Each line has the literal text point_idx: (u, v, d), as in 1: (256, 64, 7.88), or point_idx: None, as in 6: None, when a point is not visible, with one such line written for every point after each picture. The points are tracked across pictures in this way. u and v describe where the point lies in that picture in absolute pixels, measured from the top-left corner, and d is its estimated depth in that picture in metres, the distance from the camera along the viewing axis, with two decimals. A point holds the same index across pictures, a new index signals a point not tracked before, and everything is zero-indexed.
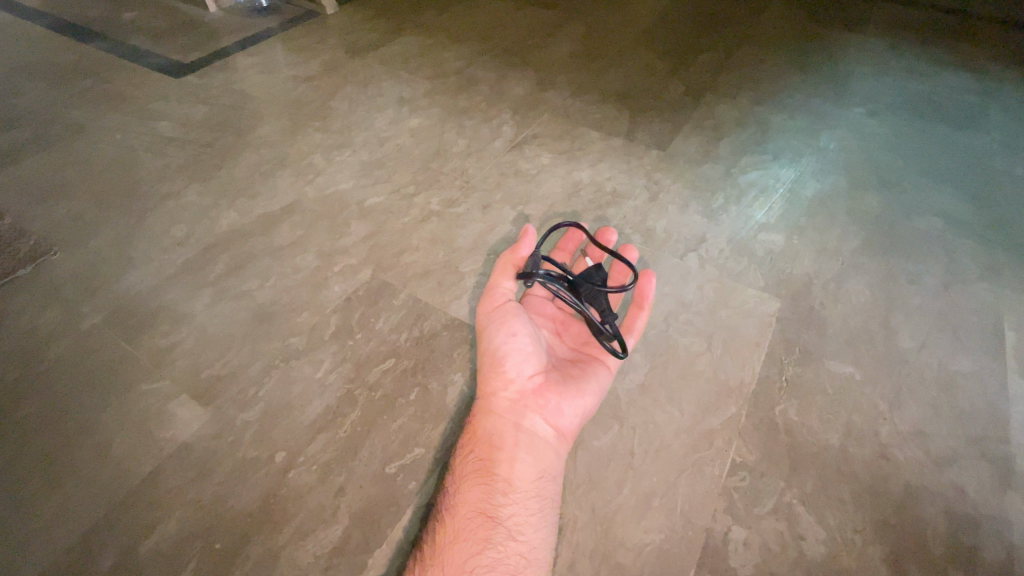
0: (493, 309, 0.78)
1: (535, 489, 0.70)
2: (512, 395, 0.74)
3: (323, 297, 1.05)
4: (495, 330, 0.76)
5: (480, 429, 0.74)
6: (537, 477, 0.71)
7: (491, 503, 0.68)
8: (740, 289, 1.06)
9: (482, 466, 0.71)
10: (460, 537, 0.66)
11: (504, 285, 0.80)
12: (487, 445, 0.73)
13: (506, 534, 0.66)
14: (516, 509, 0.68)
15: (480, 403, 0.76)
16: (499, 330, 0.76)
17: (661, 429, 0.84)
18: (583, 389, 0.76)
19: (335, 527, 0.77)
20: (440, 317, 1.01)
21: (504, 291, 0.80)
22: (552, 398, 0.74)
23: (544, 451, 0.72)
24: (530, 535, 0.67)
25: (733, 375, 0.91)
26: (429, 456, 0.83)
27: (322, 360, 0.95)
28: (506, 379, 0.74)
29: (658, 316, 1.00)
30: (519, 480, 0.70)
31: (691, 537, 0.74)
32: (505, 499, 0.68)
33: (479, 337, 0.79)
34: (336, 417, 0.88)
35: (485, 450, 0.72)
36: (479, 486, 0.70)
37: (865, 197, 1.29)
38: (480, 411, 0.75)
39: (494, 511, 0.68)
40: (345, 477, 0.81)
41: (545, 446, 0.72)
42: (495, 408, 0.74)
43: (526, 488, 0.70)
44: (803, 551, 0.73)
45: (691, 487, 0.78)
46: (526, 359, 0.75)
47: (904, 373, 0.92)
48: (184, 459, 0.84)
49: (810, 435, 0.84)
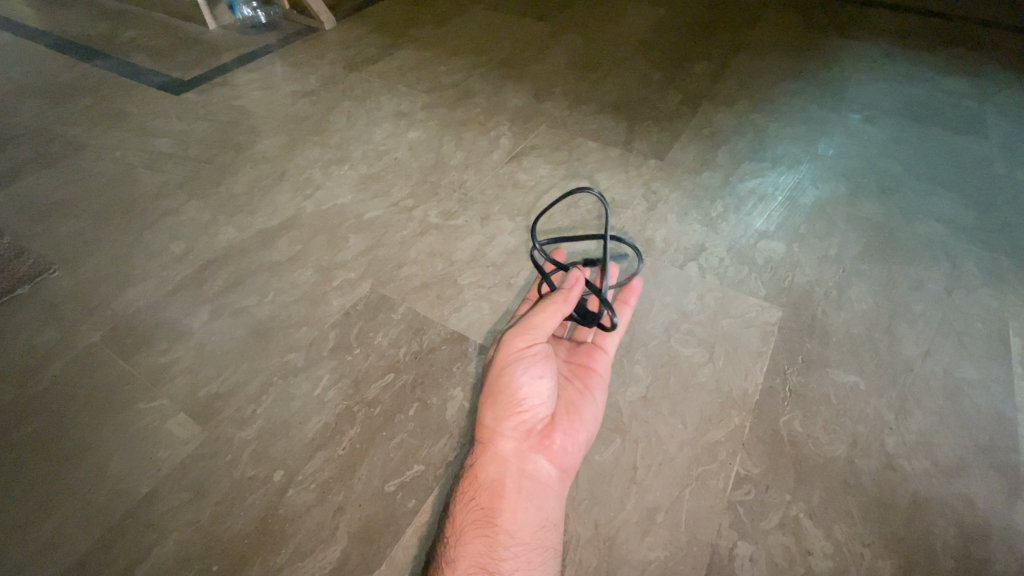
0: (524, 348, 0.73)
1: (536, 539, 0.69)
2: (518, 436, 0.73)
3: (322, 312, 1.05)
4: (523, 369, 0.72)
5: (481, 473, 0.72)
6: (539, 527, 0.70)
7: (493, 557, 0.66)
8: (742, 299, 1.05)
9: (483, 515, 0.70)
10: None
11: (546, 325, 0.74)
12: (490, 492, 0.71)
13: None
14: (519, 563, 0.66)
15: (483, 444, 0.73)
16: (527, 369, 0.73)
17: (664, 442, 0.83)
18: (585, 431, 0.77)
19: (334, 547, 0.76)
20: (440, 331, 1.01)
21: (545, 330, 0.74)
22: (559, 441, 0.74)
23: (546, 497, 0.72)
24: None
25: (736, 386, 0.90)
26: (429, 473, 0.82)
27: (321, 376, 0.95)
28: (518, 420, 0.73)
29: (659, 327, 0.99)
30: (521, 532, 0.69)
31: (696, 554, 0.73)
32: (507, 553, 0.67)
33: (495, 370, 0.73)
34: (334, 434, 0.87)
35: (487, 498, 0.71)
36: (480, 538, 0.68)
37: (864, 203, 1.29)
38: (484, 453, 0.72)
39: (495, 566, 0.66)
40: (344, 496, 0.80)
41: (547, 492, 0.72)
42: (501, 452, 0.72)
43: (527, 540, 0.68)
44: (811, 566, 0.71)
45: (695, 502, 0.77)
46: (542, 400, 0.74)
47: (910, 382, 0.91)
48: (182, 480, 0.83)
49: (816, 446, 0.82)
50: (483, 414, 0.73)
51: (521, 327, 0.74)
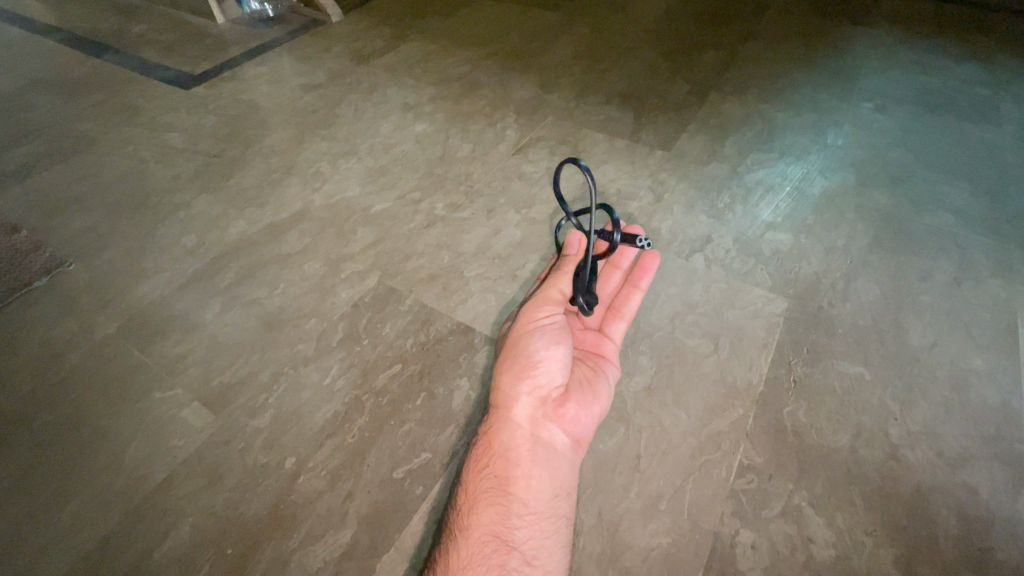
0: (541, 319, 0.76)
1: (548, 509, 0.71)
2: (534, 403, 0.74)
3: (330, 304, 1.07)
4: (540, 339, 0.75)
5: (495, 441, 0.73)
6: (552, 496, 0.72)
7: (506, 525, 0.68)
8: (747, 290, 1.05)
9: (497, 484, 0.71)
10: (472, 563, 0.65)
11: (556, 291, 0.77)
12: (504, 460, 0.72)
13: (521, 560, 0.66)
14: (532, 532, 0.68)
15: (498, 412, 0.74)
16: (544, 340, 0.75)
17: (668, 431, 0.84)
18: (599, 403, 0.78)
19: (344, 532, 0.78)
20: (446, 322, 1.02)
21: (558, 301, 0.77)
22: (574, 410, 0.75)
23: (560, 466, 0.73)
24: (544, 560, 0.67)
25: (740, 376, 0.91)
26: (436, 460, 0.84)
27: (330, 366, 0.96)
28: (533, 388, 0.74)
29: (664, 318, 1.00)
30: (534, 500, 0.71)
31: (698, 541, 0.74)
32: (520, 522, 0.69)
33: (513, 338, 0.76)
34: (344, 423, 0.89)
35: (502, 466, 0.72)
36: (493, 507, 0.69)
37: (873, 193, 1.28)
38: (500, 420, 0.74)
39: (508, 535, 0.68)
40: (353, 483, 0.82)
41: (560, 460, 0.73)
42: (516, 419, 0.73)
43: (540, 508, 0.70)
44: (813, 554, 0.72)
45: (698, 490, 0.78)
46: (559, 370, 0.75)
47: (915, 373, 0.91)
48: (196, 467, 0.85)
49: (819, 437, 0.83)
50: (499, 381, 0.74)
51: (538, 299, 0.77)
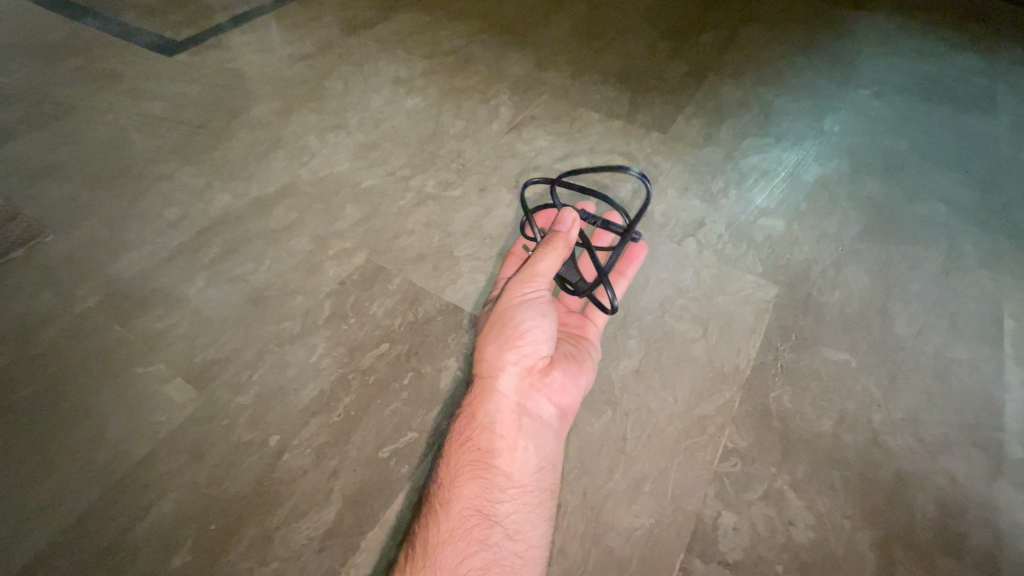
0: (527, 297, 0.76)
1: (532, 482, 0.72)
2: (520, 376, 0.75)
3: (317, 281, 1.05)
4: (527, 312, 0.76)
5: (480, 412, 0.74)
6: (535, 470, 0.73)
7: (489, 499, 0.69)
8: (737, 275, 1.05)
9: (480, 457, 0.72)
10: (454, 537, 0.66)
11: (542, 269, 0.76)
12: (487, 435, 0.73)
13: (504, 534, 0.67)
14: (514, 506, 0.70)
15: (484, 383, 0.75)
16: (531, 312, 0.76)
17: (654, 414, 0.84)
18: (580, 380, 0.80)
19: (328, 509, 0.77)
20: (435, 303, 1.01)
21: (545, 279, 0.77)
22: (558, 381, 0.77)
23: (543, 440, 0.74)
24: (528, 534, 0.68)
25: (727, 361, 0.91)
26: (422, 440, 0.83)
27: (317, 344, 0.95)
28: (519, 359, 0.75)
29: (654, 302, 1.00)
30: (518, 472, 0.72)
31: (681, 522, 0.74)
32: (502, 495, 0.70)
33: (499, 314, 0.76)
34: (330, 401, 0.88)
35: (486, 439, 0.73)
36: (476, 481, 0.70)
37: (866, 181, 1.27)
38: (485, 392, 0.74)
39: (491, 509, 0.69)
40: (339, 461, 0.81)
41: (543, 435, 0.75)
42: (502, 390, 0.74)
43: (523, 482, 0.71)
44: (792, 536, 0.73)
45: (682, 473, 0.78)
46: (544, 341, 0.76)
47: (899, 361, 0.92)
48: (179, 443, 0.84)
49: (803, 422, 0.84)
50: (486, 352, 0.75)
51: (524, 277, 0.77)
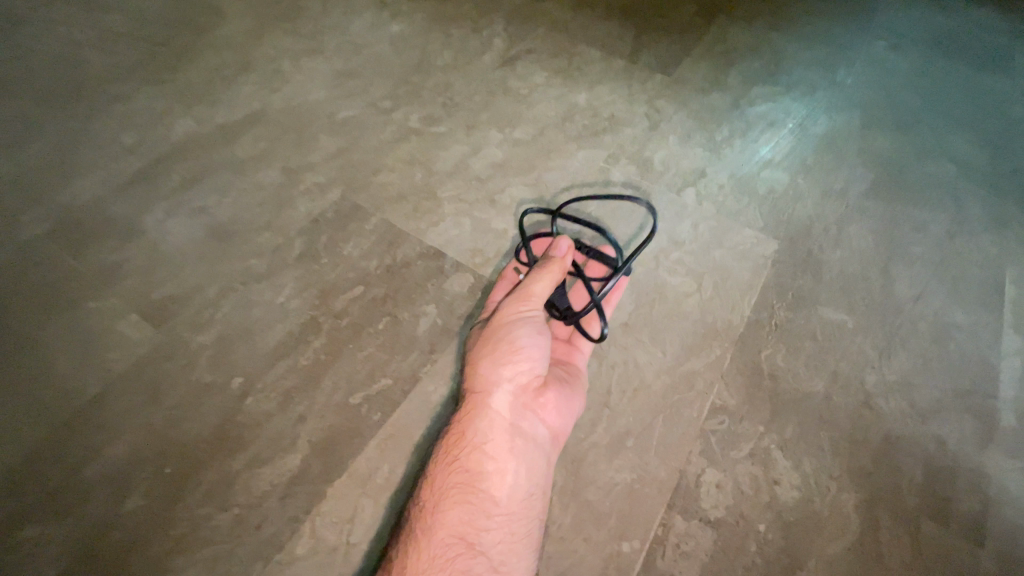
0: (523, 313, 0.70)
1: (521, 509, 0.66)
2: (513, 394, 0.70)
3: (287, 218, 0.97)
4: (525, 328, 0.70)
5: (469, 431, 0.67)
6: (525, 496, 0.66)
7: (474, 527, 0.63)
8: (737, 229, 0.99)
9: (467, 481, 0.66)
10: (433, 566, 0.60)
11: (537, 288, 0.70)
12: (475, 456, 0.67)
13: (487, 566, 0.61)
14: (501, 535, 0.64)
15: (474, 399, 0.68)
16: (529, 327, 0.71)
17: (641, 369, 0.80)
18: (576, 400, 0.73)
19: (294, 456, 0.72)
20: (415, 246, 0.93)
21: (541, 296, 0.70)
22: (553, 400, 0.71)
23: (535, 465, 0.68)
24: (513, 566, 0.62)
25: (720, 317, 0.86)
26: (397, 388, 0.78)
27: (285, 285, 0.88)
28: (514, 375, 0.70)
29: (648, 254, 0.94)
30: (508, 498, 0.66)
31: (663, 478, 0.71)
32: (488, 523, 0.64)
33: (492, 330, 0.71)
34: (297, 344, 0.81)
35: (473, 462, 0.66)
36: (461, 506, 0.64)
37: (876, 138, 1.20)
38: (476, 408, 0.68)
39: (475, 538, 0.63)
40: (306, 406, 0.76)
41: (535, 459, 0.68)
42: (494, 407, 0.68)
43: (512, 508, 0.65)
44: (776, 495, 0.71)
45: (667, 429, 0.75)
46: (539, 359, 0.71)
47: (898, 323, 0.88)
48: (134, 382, 0.78)
49: (795, 381, 0.80)
50: (479, 366, 0.69)
51: (519, 293, 0.71)
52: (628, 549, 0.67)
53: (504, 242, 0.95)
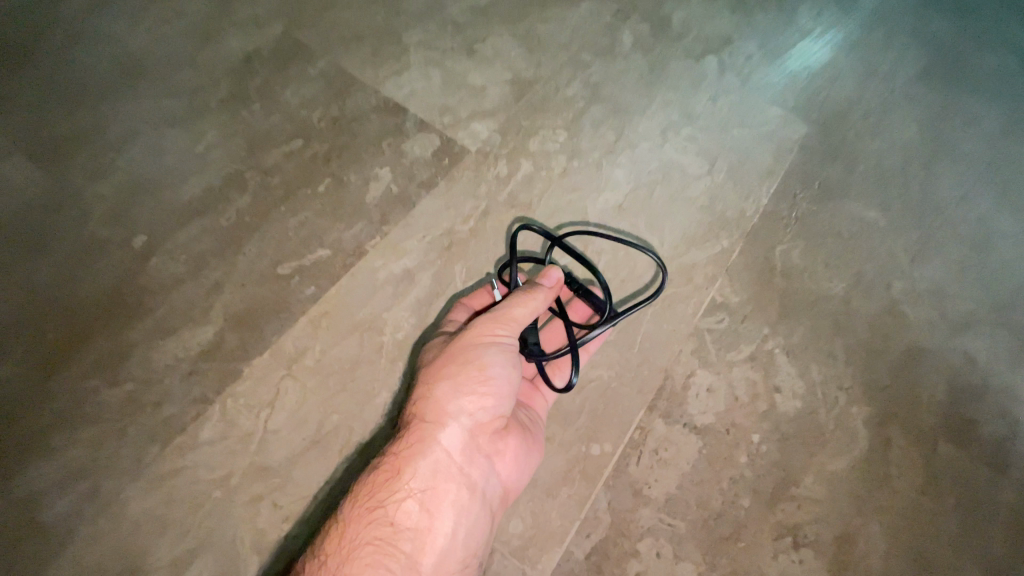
0: (502, 335, 0.52)
1: None
2: (469, 434, 0.52)
3: (214, 55, 0.78)
4: (501, 353, 0.52)
5: (404, 472, 0.50)
6: (458, 568, 0.49)
7: None
8: (761, 107, 0.82)
9: (387, 536, 0.48)
10: None
11: (517, 314, 0.51)
12: (404, 506, 0.49)
13: None
14: None
15: (420, 430, 0.51)
16: (503, 355, 0.52)
17: (632, 256, 0.67)
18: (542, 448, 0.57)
19: (205, 329, 0.59)
20: (370, 97, 0.75)
21: (524, 322, 0.52)
22: (514, 450, 0.54)
23: (478, 528, 0.51)
24: None
25: (732, 206, 0.72)
26: (337, 260, 0.63)
27: (207, 132, 0.71)
28: (473, 411, 0.52)
29: (654, 127, 0.77)
30: (435, 566, 0.49)
31: (646, 377, 0.60)
32: None
33: (458, 345, 0.52)
34: (217, 201, 0.66)
35: (401, 513, 0.49)
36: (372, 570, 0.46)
37: (936, 14, 0.98)
38: (419, 441, 0.51)
39: None
40: (224, 273, 0.62)
41: (478, 523, 0.51)
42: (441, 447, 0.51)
43: None
44: (776, 405, 0.60)
45: (656, 324, 0.63)
46: (510, 396, 0.53)
47: (936, 226, 0.75)
48: (10, 233, 0.63)
49: (811, 281, 0.68)
50: (433, 388, 0.52)
51: (500, 308, 0.52)
52: (597, 453, 0.57)
53: (481, 99, 0.76)
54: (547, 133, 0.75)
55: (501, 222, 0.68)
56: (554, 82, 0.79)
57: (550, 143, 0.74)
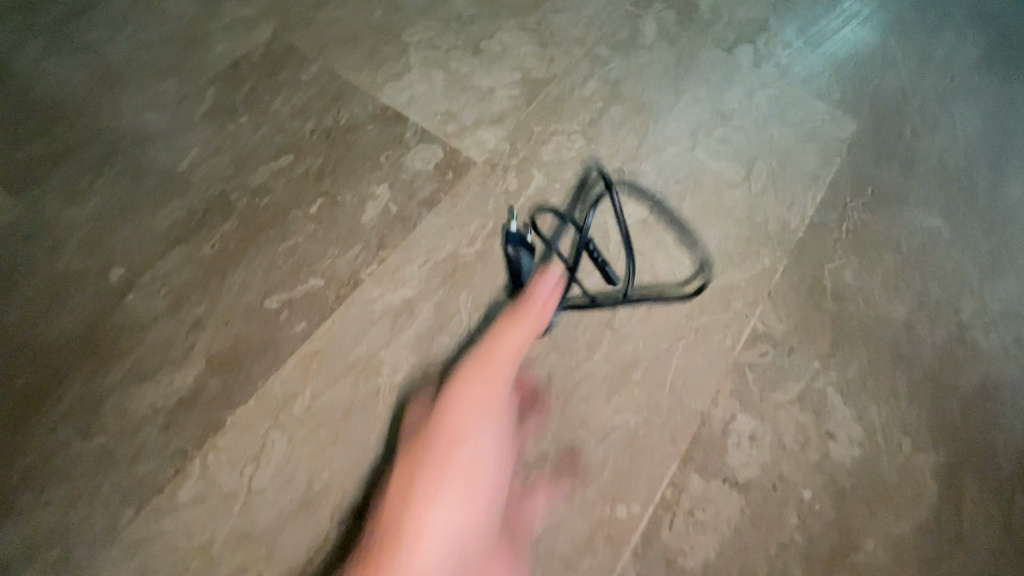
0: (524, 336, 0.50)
1: None
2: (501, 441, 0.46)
3: (199, 61, 0.71)
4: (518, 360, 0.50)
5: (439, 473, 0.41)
6: None
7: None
8: (804, 100, 0.72)
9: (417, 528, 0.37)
10: None
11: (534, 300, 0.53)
12: (441, 509, 0.39)
13: None
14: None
15: (453, 426, 0.44)
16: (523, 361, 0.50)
17: (661, 280, 0.59)
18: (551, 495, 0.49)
19: (187, 373, 0.54)
20: (366, 104, 0.68)
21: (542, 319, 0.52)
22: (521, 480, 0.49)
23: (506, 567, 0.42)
24: None
25: (774, 217, 0.63)
26: (329, 291, 0.57)
27: (189, 148, 0.65)
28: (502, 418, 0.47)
29: (683, 128, 0.68)
30: None
31: (679, 423, 0.52)
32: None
33: (485, 346, 0.49)
34: (200, 227, 0.60)
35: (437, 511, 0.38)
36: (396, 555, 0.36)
37: None
38: (456, 435, 0.43)
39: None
40: (206, 309, 0.56)
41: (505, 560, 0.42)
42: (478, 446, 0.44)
43: None
44: (829, 454, 0.53)
45: (689, 360, 0.55)
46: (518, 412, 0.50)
47: (1009, 236, 0.65)
48: None
49: (867, 305, 0.59)
50: (466, 387, 0.46)
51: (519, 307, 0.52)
52: (625, 515, 0.49)
53: (488, 103, 0.69)
54: (562, 139, 0.67)
55: (511, 241, 0.61)
56: (569, 80, 0.71)
57: (565, 150, 0.66)
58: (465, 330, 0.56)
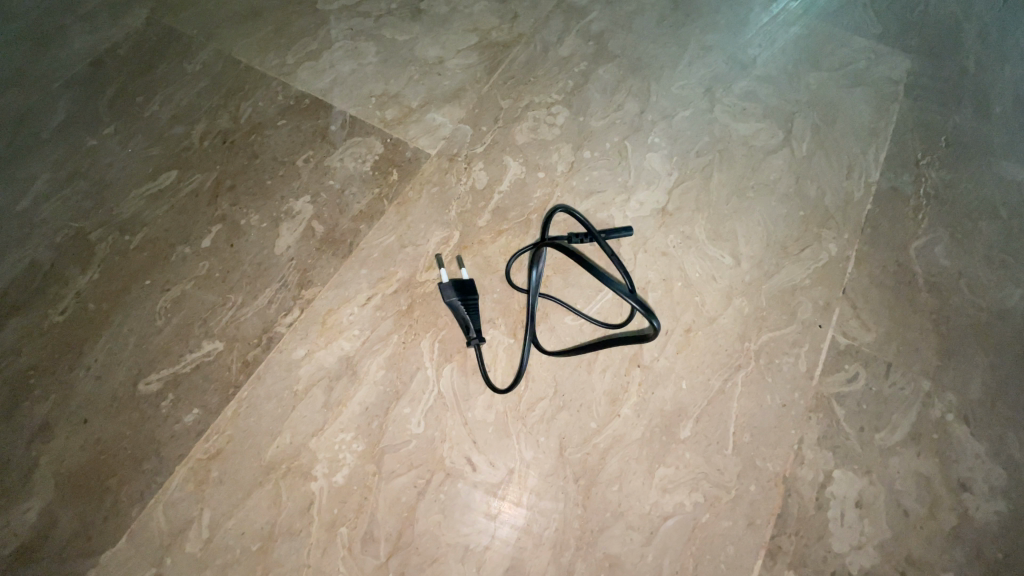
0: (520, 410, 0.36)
1: None
2: None
3: (30, 50, 0.51)
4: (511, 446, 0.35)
5: None
6: None
7: None
8: (848, 30, 0.55)
9: None
10: None
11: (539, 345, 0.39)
12: None
13: None
14: None
15: None
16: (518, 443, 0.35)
17: (697, 289, 0.43)
18: None
19: (28, 509, 0.36)
20: (273, 93, 0.51)
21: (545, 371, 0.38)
22: None
23: None
24: None
25: (831, 188, 0.47)
26: (235, 357, 0.40)
27: (27, 174, 0.46)
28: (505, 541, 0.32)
29: (696, 85, 0.52)
30: None
31: (755, 498, 0.38)
32: None
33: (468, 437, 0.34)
34: (46, 285, 0.42)
35: None
36: None
37: None
38: None
39: None
40: (57, 406, 0.39)
41: None
42: None
43: None
44: (964, 515, 0.38)
45: (753, 403, 0.40)
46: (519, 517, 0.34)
47: None
48: None
49: (975, 293, 0.44)
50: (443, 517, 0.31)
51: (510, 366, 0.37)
52: None
53: (437, 78, 0.52)
54: (540, 114, 0.50)
55: (485, 257, 0.44)
56: (541, 39, 0.54)
57: (546, 128, 0.49)
58: (430, 393, 0.39)
